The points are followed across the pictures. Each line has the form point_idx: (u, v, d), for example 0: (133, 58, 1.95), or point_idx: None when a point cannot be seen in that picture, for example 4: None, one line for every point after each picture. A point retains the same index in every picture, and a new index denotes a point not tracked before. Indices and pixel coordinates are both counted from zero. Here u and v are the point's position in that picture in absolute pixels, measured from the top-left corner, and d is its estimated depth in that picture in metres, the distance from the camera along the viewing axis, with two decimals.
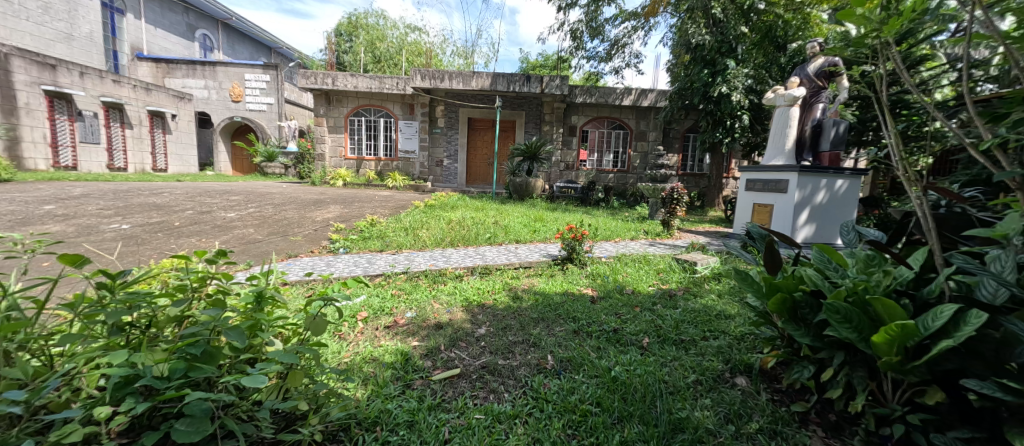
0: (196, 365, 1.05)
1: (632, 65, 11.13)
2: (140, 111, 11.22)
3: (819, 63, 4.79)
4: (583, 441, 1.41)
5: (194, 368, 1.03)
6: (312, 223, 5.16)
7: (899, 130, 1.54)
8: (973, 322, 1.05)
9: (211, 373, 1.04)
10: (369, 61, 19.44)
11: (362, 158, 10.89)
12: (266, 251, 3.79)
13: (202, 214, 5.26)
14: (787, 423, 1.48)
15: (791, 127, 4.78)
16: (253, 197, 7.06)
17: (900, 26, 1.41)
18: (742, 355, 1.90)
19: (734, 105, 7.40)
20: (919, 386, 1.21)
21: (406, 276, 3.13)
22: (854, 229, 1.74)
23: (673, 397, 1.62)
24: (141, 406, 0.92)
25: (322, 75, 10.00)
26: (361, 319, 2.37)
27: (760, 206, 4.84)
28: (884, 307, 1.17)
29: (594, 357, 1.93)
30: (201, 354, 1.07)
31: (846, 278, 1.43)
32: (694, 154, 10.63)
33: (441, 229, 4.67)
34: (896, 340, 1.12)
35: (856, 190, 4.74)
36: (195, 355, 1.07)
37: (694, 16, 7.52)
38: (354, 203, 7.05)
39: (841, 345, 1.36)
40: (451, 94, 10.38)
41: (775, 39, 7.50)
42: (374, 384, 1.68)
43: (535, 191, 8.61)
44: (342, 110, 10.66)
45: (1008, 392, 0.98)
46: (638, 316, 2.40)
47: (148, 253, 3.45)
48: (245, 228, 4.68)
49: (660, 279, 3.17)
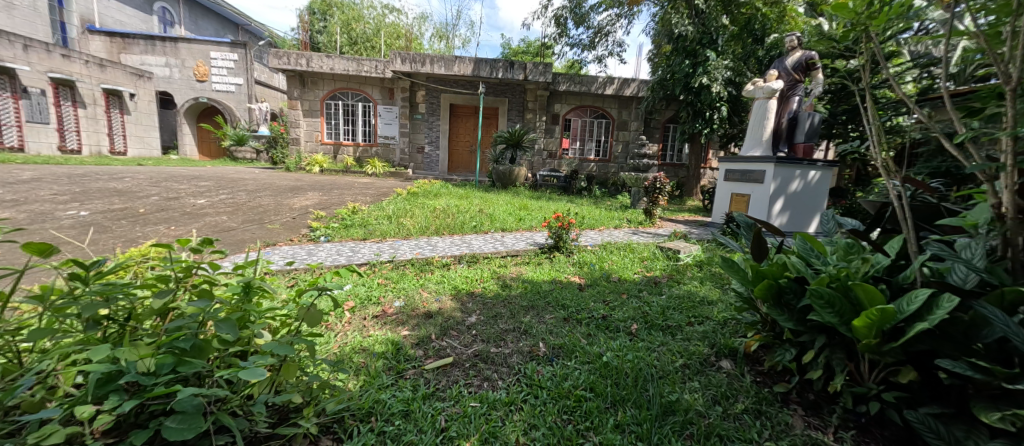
0: (186, 359, 1.00)
1: (615, 53, 11.11)
2: (94, 89, 10.46)
3: (797, 57, 4.93)
4: (578, 425, 1.44)
5: (183, 363, 0.99)
6: (290, 210, 4.98)
7: (880, 122, 1.60)
8: (946, 306, 1.12)
9: (201, 368, 0.99)
10: (345, 42, 18.88)
11: (339, 143, 10.56)
12: (243, 239, 3.64)
13: (169, 200, 4.98)
14: (770, 403, 1.55)
15: (769, 119, 4.89)
16: (224, 183, 6.74)
17: (885, 23, 1.45)
18: (726, 339, 1.98)
19: (713, 96, 7.55)
20: (894, 367, 1.28)
21: (391, 265, 3.08)
22: (833, 218, 1.81)
23: (663, 381, 1.67)
24: (129, 404, 0.87)
25: (295, 55, 9.53)
26: (348, 309, 2.32)
27: (738, 196, 4.98)
28: (864, 292, 1.24)
29: (585, 344, 1.96)
30: (191, 348, 1.03)
31: (827, 265, 1.50)
32: (674, 145, 10.81)
33: (426, 217, 4.61)
34: (875, 324, 1.19)
35: (828, 181, 4.92)
36: (184, 350, 1.02)
37: (677, 6, 7.59)
38: (334, 190, 6.86)
39: (821, 328, 1.43)
40: (432, 79, 10.12)
41: (752, 32, 7.65)
42: (366, 375, 1.66)
43: (518, 179, 8.55)
44: (318, 93, 10.28)
45: (977, 371, 1.06)
46: (626, 303, 2.45)
47: (114, 241, 3.23)
48: (217, 215, 4.46)
49: (645, 266, 3.24)
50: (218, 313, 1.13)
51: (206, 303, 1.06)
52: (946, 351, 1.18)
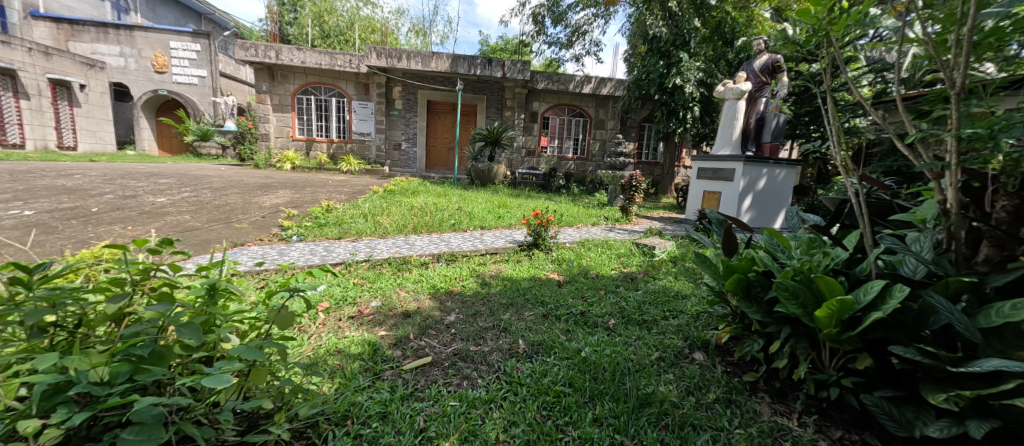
0: (143, 366, 0.95)
1: (592, 53, 11.22)
2: (39, 79, 9.79)
3: (765, 60, 5.09)
4: (558, 420, 1.46)
5: (141, 371, 0.94)
6: (259, 209, 4.80)
7: (840, 124, 1.68)
8: (897, 296, 1.19)
9: (161, 376, 0.95)
10: (317, 35, 18.31)
11: (312, 139, 10.24)
12: (208, 239, 3.48)
13: (125, 198, 4.70)
14: (739, 392, 1.61)
15: (739, 119, 5.08)
16: (186, 180, 6.41)
17: (844, 29, 1.52)
18: (698, 332, 2.04)
19: (686, 96, 7.76)
20: (852, 354, 1.35)
21: (368, 264, 3.02)
22: (797, 215, 1.89)
23: (639, 374, 1.70)
24: (79, 416, 0.82)
25: (263, 47, 9.17)
26: (322, 310, 2.27)
27: (710, 194, 5.13)
28: (825, 284, 1.30)
29: (563, 340, 1.98)
30: (149, 355, 0.98)
31: (792, 259, 1.57)
32: (649, 143, 11.03)
33: (404, 216, 4.54)
34: (834, 315, 1.26)
35: (792, 179, 5.14)
36: (142, 357, 0.97)
37: (652, 8, 7.75)
38: (306, 188, 6.64)
39: (787, 319, 1.50)
40: (408, 74, 9.96)
41: (723, 35, 7.89)
42: (341, 377, 1.62)
43: (497, 177, 8.51)
44: (288, 87, 9.93)
45: (924, 356, 1.14)
46: (603, 298, 2.50)
47: (62, 243, 3.03)
48: (180, 214, 4.25)
49: (621, 263, 3.30)
50: (179, 317, 1.07)
51: (166, 307, 1.01)
52: (898, 337, 1.26)
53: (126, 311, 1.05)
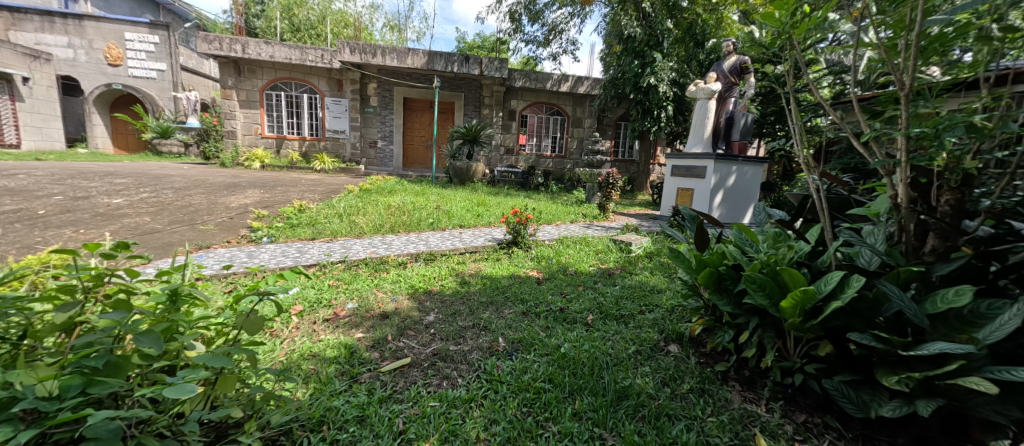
0: (96, 379, 0.91)
1: (569, 51, 11.31)
2: None
3: (732, 61, 5.30)
4: (538, 417, 1.48)
5: (94, 384, 0.90)
6: (227, 210, 4.63)
7: (802, 123, 1.75)
8: (855, 285, 1.27)
9: (117, 388, 0.91)
10: (286, 29, 17.74)
11: (283, 137, 9.94)
12: (170, 242, 3.33)
13: (76, 200, 4.44)
14: (711, 382, 1.67)
15: (710, 118, 5.24)
16: (146, 180, 6.10)
17: (805, 32, 1.59)
18: (673, 325, 2.11)
19: (660, 96, 7.94)
20: (814, 342, 1.43)
21: (343, 265, 2.96)
22: (763, 210, 1.98)
23: (617, 368, 1.74)
24: (26, 434, 0.78)
25: (228, 41, 8.82)
26: (295, 314, 2.22)
27: (683, 191, 5.27)
28: (790, 276, 1.37)
29: (543, 337, 2.01)
30: (104, 366, 0.94)
31: (759, 252, 1.65)
32: (625, 141, 11.22)
33: (381, 215, 4.47)
34: (798, 305, 1.32)
35: (760, 176, 5.35)
36: (95, 368, 0.93)
37: (626, 8, 7.87)
38: (278, 187, 6.44)
39: (755, 310, 1.56)
40: (383, 71, 9.78)
41: (694, 36, 8.09)
42: (316, 382, 1.60)
43: (476, 175, 8.47)
44: (256, 82, 9.60)
45: (879, 341, 1.22)
46: (582, 294, 2.54)
47: (5, 248, 2.84)
48: (138, 216, 4.05)
49: (599, 259, 3.36)
50: (137, 325, 1.03)
51: (122, 316, 0.97)
52: (855, 325, 1.34)
53: (76, 320, 1.00)
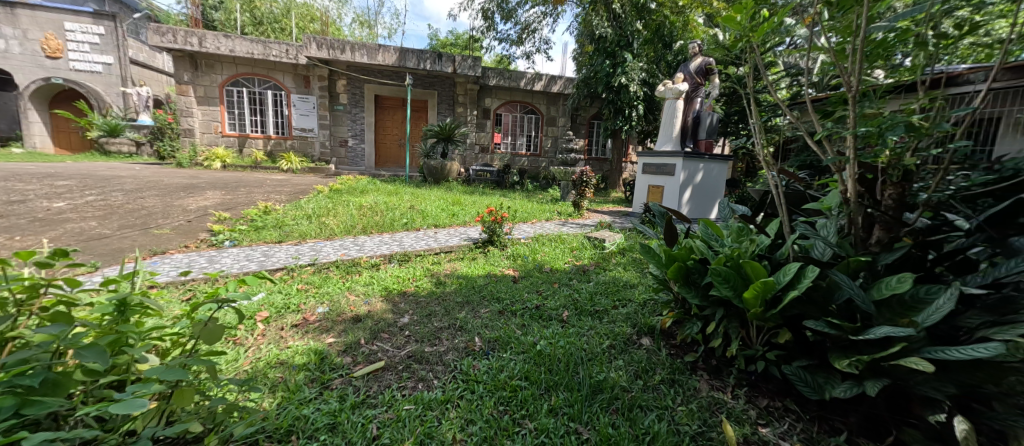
0: (33, 398, 0.86)
1: (541, 51, 11.36)
2: None
3: (698, 62, 5.48)
4: (514, 414, 1.50)
5: (30, 403, 0.85)
6: (185, 212, 4.41)
7: (762, 121, 1.84)
8: (810, 275, 1.34)
9: (57, 406, 0.86)
10: (248, 22, 17.06)
11: (246, 135, 9.56)
12: (120, 248, 3.16)
13: (11, 203, 4.13)
14: (681, 372, 1.74)
15: (678, 117, 5.40)
16: (92, 182, 5.73)
17: (762, 35, 1.66)
18: (645, 319, 2.17)
19: (631, 95, 8.12)
20: (775, 330, 1.51)
21: (313, 268, 2.89)
22: (728, 206, 2.06)
23: (591, 362, 1.78)
24: None
25: (183, 33, 8.41)
26: (262, 320, 2.15)
27: (653, 188, 5.41)
28: (752, 268, 1.44)
29: (519, 335, 2.03)
30: (41, 384, 0.89)
31: (725, 246, 1.72)
32: (598, 140, 11.41)
33: (352, 216, 4.39)
34: (760, 295, 1.39)
35: (725, 173, 5.55)
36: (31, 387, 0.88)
37: (597, 8, 8.00)
38: (241, 188, 6.19)
39: (721, 302, 1.63)
40: (352, 67, 9.55)
41: (663, 38, 8.30)
42: (284, 391, 1.56)
43: (451, 174, 8.41)
44: (215, 78, 9.21)
45: (832, 327, 1.30)
46: (557, 291, 2.58)
47: None
48: (85, 220, 3.81)
49: (574, 256, 3.41)
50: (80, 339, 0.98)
51: (61, 329, 0.92)
52: (812, 312, 1.41)
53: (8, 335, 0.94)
